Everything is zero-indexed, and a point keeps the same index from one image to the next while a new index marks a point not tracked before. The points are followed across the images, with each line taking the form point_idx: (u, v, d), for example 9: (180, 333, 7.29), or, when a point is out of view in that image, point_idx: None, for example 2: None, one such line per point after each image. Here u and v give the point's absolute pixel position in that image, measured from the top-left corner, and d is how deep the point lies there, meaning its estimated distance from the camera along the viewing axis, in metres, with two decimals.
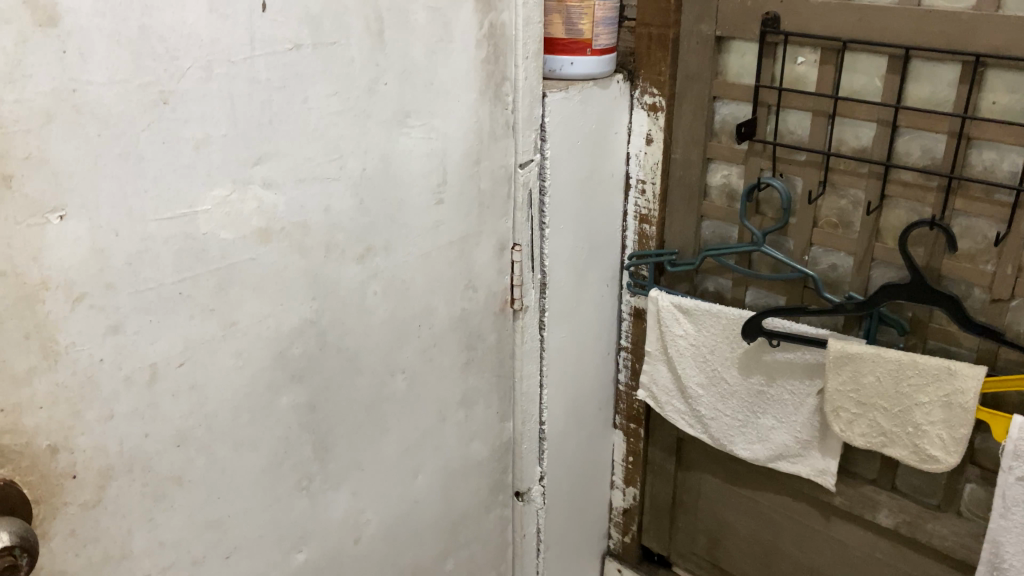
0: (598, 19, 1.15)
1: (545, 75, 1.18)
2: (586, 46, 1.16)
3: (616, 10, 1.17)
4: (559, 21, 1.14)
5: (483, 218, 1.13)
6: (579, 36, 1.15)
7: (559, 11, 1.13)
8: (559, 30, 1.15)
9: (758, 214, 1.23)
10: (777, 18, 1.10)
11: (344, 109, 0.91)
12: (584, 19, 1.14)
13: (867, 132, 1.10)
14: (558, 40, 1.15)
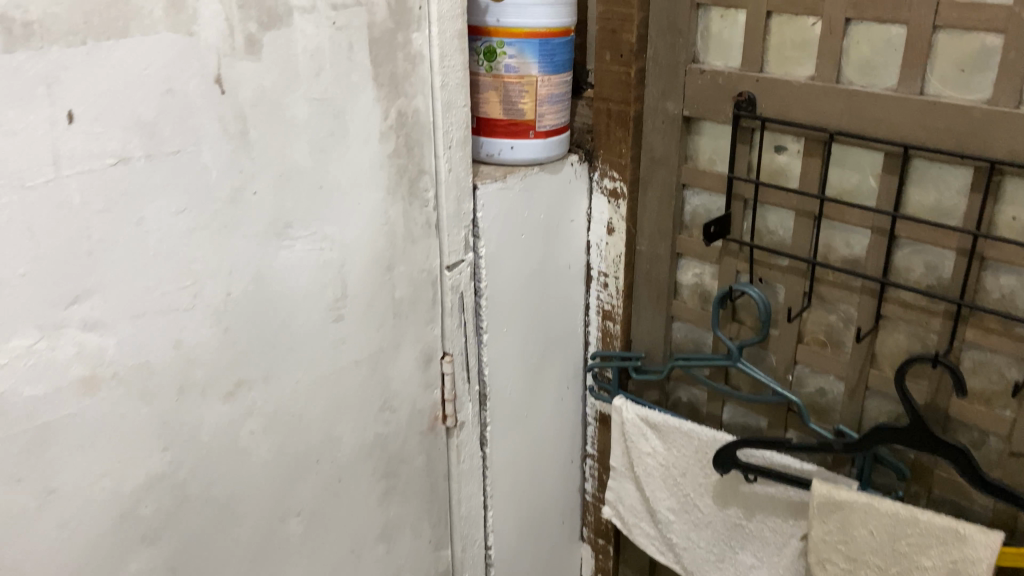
0: (543, 97, 0.99)
1: (481, 159, 1.02)
2: (530, 127, 0.99)
3: (565, 85, 1.01)
4: (496, 99, 0.98)
5: (401, 329, 0.95)
6: (521, 116, 0.98)
7: (496, 88, 0.97)
8: (497, 109, 0.98)
9: (735, 322, 1.04)
10: (752, 99, 0.92)
11: (197, 226, 0.75)
12: (526, 97, 0.98)
13: (859, 240, 0.91)
14: (495, 121, 0.99)
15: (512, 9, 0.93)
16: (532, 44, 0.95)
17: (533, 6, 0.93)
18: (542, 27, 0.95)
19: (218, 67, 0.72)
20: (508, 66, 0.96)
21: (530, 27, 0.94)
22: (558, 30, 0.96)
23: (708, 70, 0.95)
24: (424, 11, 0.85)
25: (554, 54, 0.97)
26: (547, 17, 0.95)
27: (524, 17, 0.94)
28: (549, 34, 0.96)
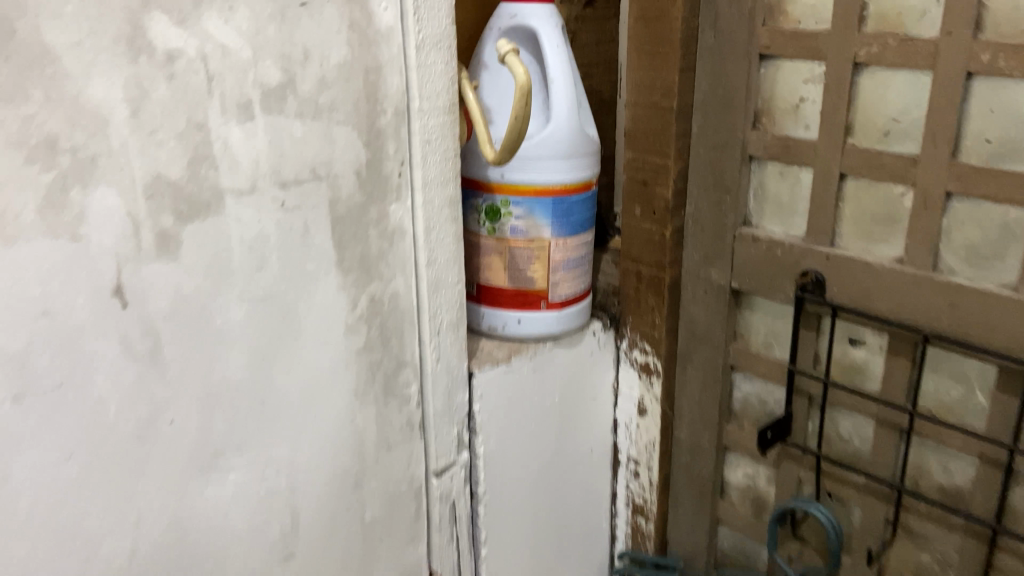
0: (558, 263, 0.80)
1: (483, 333, 0.83)
2: (542, 298, 0.81)
3: (586, 246, 0.83)
4: (501, 266, 0.80)
5: (374, 557, 0.75)
6: (530, 285, 0.80)
7: (500, 253, 0.80)
8: (501, 277, 0.80)
9: (796, 540, 0.83)
10: (819, 281, 0.73)
11: (89, 475, 0.56)
12: (537, 263, 0.80)
13: (962, 467, 0.70)
14: (499, 291, 0.81)
15: (517, 163, 0.76)
16: (544, 203, 0.78)
17: (544, 159, 0.76)
18: (558, 183, 0.78)
19: (118, 274, 0.55)
20: (515, 228, 0.79)
21: (541, 183, 0.77)
22: (577, 185, 0.79)
23: (763, 237, 0.77)
24: (405, 178, 0.68)
25: (571, 213, 0.80)
26: (563, 172, 0.78)
27: (535, 173, 0.77)
28: (565, 190, 0.78)
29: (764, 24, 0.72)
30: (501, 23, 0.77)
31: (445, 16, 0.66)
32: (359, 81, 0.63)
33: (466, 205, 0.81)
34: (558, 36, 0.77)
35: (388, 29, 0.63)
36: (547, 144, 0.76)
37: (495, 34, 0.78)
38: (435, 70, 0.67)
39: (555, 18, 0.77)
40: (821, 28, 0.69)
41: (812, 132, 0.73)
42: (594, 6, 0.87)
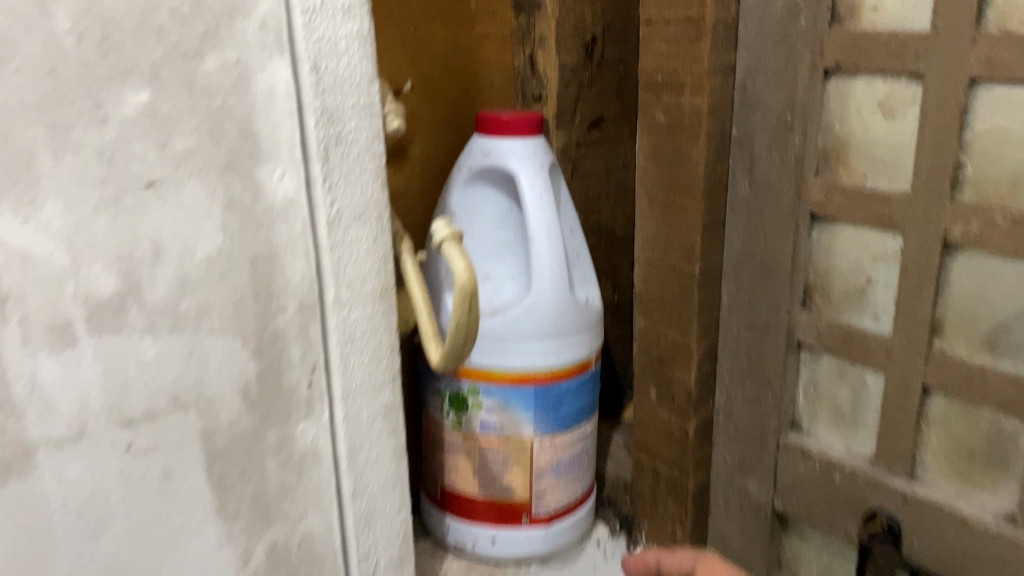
0: (545, 466, 0.62)
1: (450, 547, 0.65)
2: (524, 511, 0.62)
3: (584, 439, 0.64)
4: (470, 469, 0.62)
5: None
6: (507, 496, 0.62)
7: (468, 453, 0.61)
8: (470, 483, 0.62)
9: None
10: (893, 529, 0.55)
11: None
12: (517, 468, 0.61)
13: None
14: (466, 498, 0.63)
15: (485, 342, 0.59)
16: (524, 393, 0.60)
17: (522, 338, 0.58)
18: (541, 368, 0.59)
19: None
20: (484, 423, 0.60)
21: (519, 368, 0.59)
22: (568, 369, 0.61)
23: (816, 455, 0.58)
24: (317, 388, 0.50)
25: (561, 404, 0.61)
26: (550, 354, 0.59)
27: (512, 357, 0.59)
28: (552, 376, 0.60)
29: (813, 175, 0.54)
30: (472, 162, 0.60)
31: (374, 180, 0.49)
32: (242, 276, 0.46)
33: (427, 387, 0.63)
34: (546, 181, 0.60)
35: (286, 203, 0.46)
36: (526, 320, 0.58)
37: (465, 175, 0.61)
38: (360, 249, 0.49)
39: (543, 157, 0.60)
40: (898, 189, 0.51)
41: (884, 326, 0.54)
42: (602, 129, 0.70)
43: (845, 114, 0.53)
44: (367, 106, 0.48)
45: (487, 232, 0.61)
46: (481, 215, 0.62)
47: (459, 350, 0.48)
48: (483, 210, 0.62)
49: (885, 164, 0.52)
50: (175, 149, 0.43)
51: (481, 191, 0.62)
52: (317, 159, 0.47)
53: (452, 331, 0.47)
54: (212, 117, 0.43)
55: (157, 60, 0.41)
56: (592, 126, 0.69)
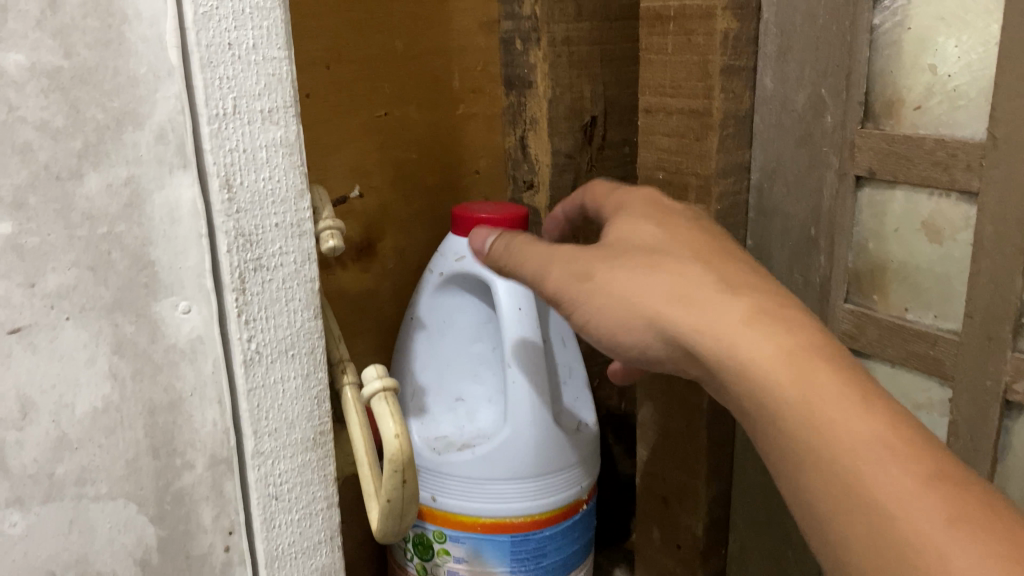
0: None
1: None
2: None
3: None
4: None
5: None
6: None
7: None
8: None
9: None
10: None
11: None
12: None
13: None
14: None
15: (458, 484, 0.58)
16: (499, 542, 0.59)
17: (498, 480, 0.58)
18: (519, 514, 0.59)
19: None
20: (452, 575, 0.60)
21: (495, 514, 0.58)
22: (549, 515, 0.60)
23: None
24: (236, 551, 0.42)
25: (542, 555, 0.61)
26: (517, 499, 0.59)
27: (477, 503, 0.58)
28: (530, 524, 0.59)
29: (850, 307, 0.63)
30: (444, 267, 0.59)
31: (303, 309, 0.41)
32: (136, 430, 0.38)
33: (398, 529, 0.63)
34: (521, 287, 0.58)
35: (192, 342, 0.39)
36: (500, 462, 0.58)
37: (437, 280, 0.60)
38: (285, 389, 0.41)
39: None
40: (942, 331, 0.58)
41: None
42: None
43: (882, 234, 0.61)
44: (294, 224, 0.40)
45: (464, 348, 0.61)
46: (456, 325, 0.61)
47: (397, 528, 0.39)
48: (461, 324, 0.61)
49: (922, 303, 0.60)
50: (47, 289, 0.35)
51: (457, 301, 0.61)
52: (231, 290, 0.39)
53: (384, 504, 0.39)
54: (95, 246, 0.36)
55: (21, 183, 0.33)
56: None
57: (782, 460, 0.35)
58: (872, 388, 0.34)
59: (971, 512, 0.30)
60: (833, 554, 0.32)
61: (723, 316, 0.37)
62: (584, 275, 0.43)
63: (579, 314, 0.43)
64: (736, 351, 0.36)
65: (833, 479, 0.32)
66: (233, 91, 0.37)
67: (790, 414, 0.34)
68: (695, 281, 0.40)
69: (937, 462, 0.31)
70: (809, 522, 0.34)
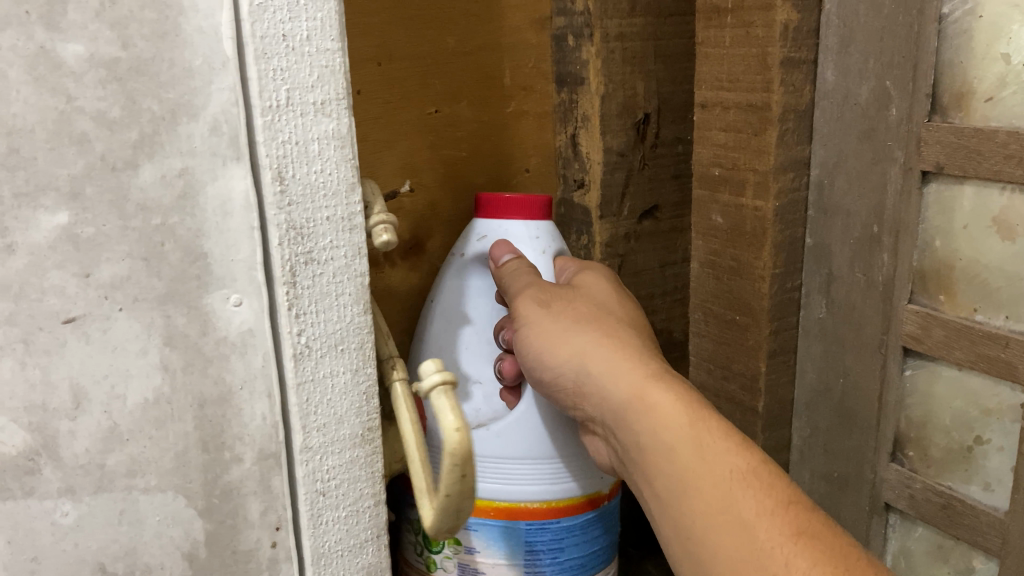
0: None
1: None
2: None
3: None
4: None
5: None
6: None
7: None
8: None
9: None
10: None
11: None
12: None
13: None
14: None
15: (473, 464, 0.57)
16: (515, 529, 0.58)
17: (515, 460, 0.57)
18: (534, 499, 0.58)
19: None
20: (464, 567, 0.58)
21: (510, 497, 0.57)
22: (566, 504, 0.59)
23: None
24: (282, 548, 0.42)
25: (558, 549, 0.59)
26: (534, 483, 0.58)
27: (491, 483, 0.57)
28: (547, 512, 0.58)
29: (915, 307, 0.61)
30: (466, 246, 0.59)
31: (352, 304, 0.41)
32: (186, 424, 0.38)
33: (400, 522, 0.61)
34: (546, 265, 0.58)
35: (243, 334, 0.38)
36: (518, 441, 0.57)
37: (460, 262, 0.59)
38: (334, 384, 0.41)
39: (544, 240, 0.59)
40: (1015, 332, 0.56)
41: (995, 495, 0.60)
42: (655, 217, 0.69)
43: (951, 232, 0.59)
44: (345, 218, 0.40)
45: None
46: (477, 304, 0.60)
47: (451, 522, 0.39)
48: None
49: (993, 304, 0.58)
50: (100, 279, 0.35)
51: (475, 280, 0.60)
52: (282, 283, 0.38)
53: (442, 499, 0.38)
54: (147, 238, 0.36)
55: (78, 174, 0.34)
56: (644, 216, 0.68)
57: (662, 490, 0.45)
58: (741, 438, 0.45)
59: (810, 530, 0.40)
60: (699, 561, 0.42)
61: (638, 373, 0.48)
62: (551, 318, 0.52)
63: (532, 344, 0.52)
64: (643, 397, 0.47)
65: (711, 502, 0.42)
66: (286, 82, 0.37)
67: (681, 451, 0.44)
68: (626, 345, 0.50)
69: (785, 490, 0.42)
70: (680, 535, 0.44)
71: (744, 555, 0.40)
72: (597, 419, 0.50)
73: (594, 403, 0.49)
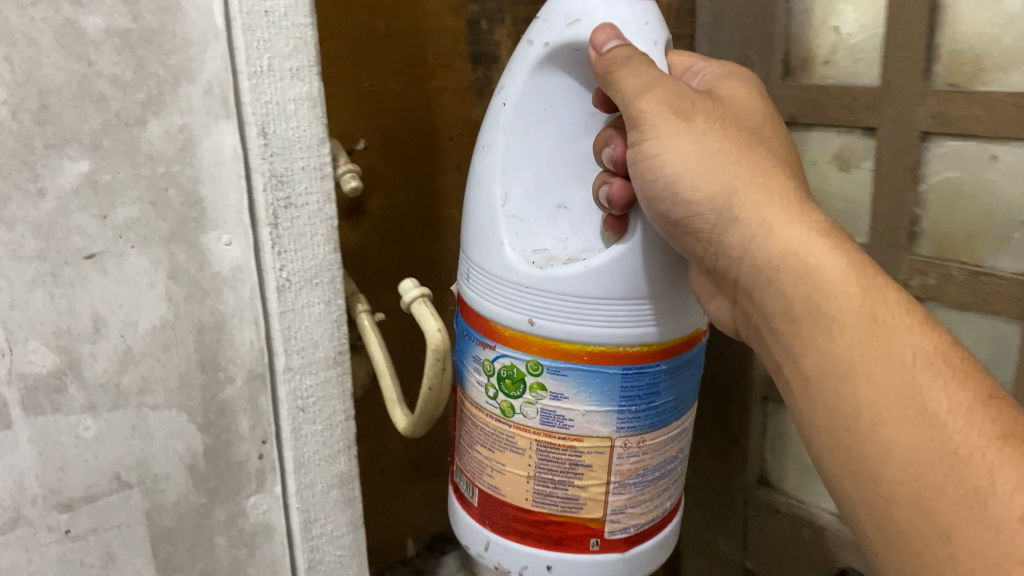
0: (617, 476, 0.54)
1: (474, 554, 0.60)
2: (581, 529, 0.55)
3: (660, 444, 0.56)
4: (521, 481, 0.55)
5: None
6: (572, 510, 0.54)
7: (523, 450, 0.54)
8: (518, 495, 0.55)
9: None
10: None
11: None
12: (579, 478, 0.54)
13: None
14: (512, 511, 0.56)
15: (563, 304, 0.50)
16: (607, 375, 0.51)
17: (612, 301, 0.50)
18: (635, 343, 0.51)
19: None
20: (547, 414, 0.52)
21: (608, 341, 0.51)
22: (660, 348, 0.53)
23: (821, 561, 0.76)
24: (269, 460, 0.49)
25: (655, 393, 0.53)
26: (630, 327, 0.51)
27: (584, 325, 0.50)
28: (643, 355, 0.52)
29: None
30: (553, 34, 0.51)
31: (325, 242, 0.48)
32: (187, 348, 0.44)
33: (470, 355, 0.56)
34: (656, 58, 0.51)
35: (233, 270, 0.45)
36: (618, 277, 0.50)
37: (540, 52, 0.53)
38: (311, 313, 0.48)
39: (652, 27, 0.51)
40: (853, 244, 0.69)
41: None
42: None
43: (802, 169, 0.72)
44: (317, 168, 0.47)
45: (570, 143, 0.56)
46: (560, 111, 0.55)
47: (429, 413, 0.48)
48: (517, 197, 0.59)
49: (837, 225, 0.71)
50: (116, 220, 0.41)
51: (553, 86, 0.54)
52: (266, 225, 0.45)
53: (425, 393, 0.47)
54: (154, 183, 0.42)
55: (97, 128, 0.39)
56: None
57: (813, 370, 0.40)
58: (924, 315, 0.39)
59: (1012, 427, 0.34)
60: (862, 468, 0.37)
61: (798, 218, 0.42)
62: (694, 140, 0.45)
63: (669, 171, 0.46)
64: (802, 250, 0.41)
65: (889, 396, 0.36)
66: (267, 51, 0.43)
67: (850, 319, 0.38)
68: (785, 188, 0.44)
69: (981, 384, 0.36)
70: (836, 432, 0.38)
71: (930, 453, 0.34)
72: (730, 277, 0.46)
73: (734, 255, 0.45)
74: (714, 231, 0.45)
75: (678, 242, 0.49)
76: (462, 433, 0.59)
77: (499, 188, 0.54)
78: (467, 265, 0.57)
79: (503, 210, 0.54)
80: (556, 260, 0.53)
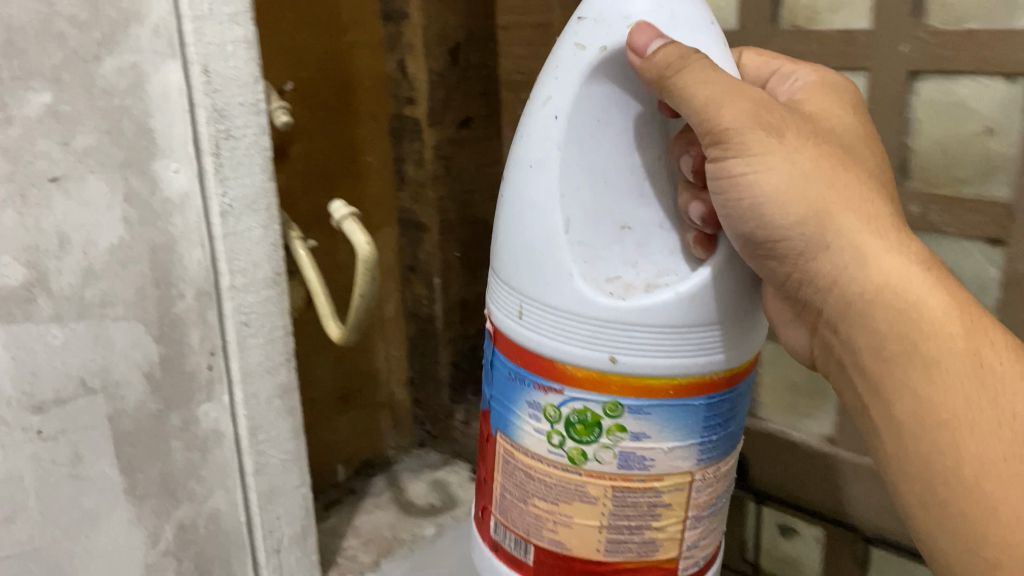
0: (694, 509, 0.49)
1: None
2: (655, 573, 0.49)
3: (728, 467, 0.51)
4: (581, 524, 0.47)
5: None
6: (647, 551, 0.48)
7: (595, 498, 0.46)
8: (585, 543, 0.47)
9: None
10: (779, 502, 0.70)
11: None
12: (656, 518, 0.47)
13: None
14: (581, 567, 0.48)
15: (650, 339, 0.44)
16: (694, 408, 0.45)
17: (700, 329, 0.44)
18: (719, 368, 0.46)
19: None
20: (628, 457, 0.45)
21: (693, 370, 0.45)
22: (737, 371, 0.47)
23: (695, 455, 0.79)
24: (217, 369, 0.54)
25: (729, 418, 0.48)
26: (715, 354, 0.45)
27: (671, 359, 0.44)
28: (725, 382, 0.46)
29: None
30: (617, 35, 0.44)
31: (262, 172, 0.53)
32: (142, 265, 0.49)
33: (516, 405, 0.48)
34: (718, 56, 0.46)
35: (180, 194, 0.50)
36: (708, 304, 0.44)
37: (594, 57, 0.45)
38: (252, 236, 0.53)
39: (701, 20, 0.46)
40: None
41: None
42: (471, 128, 0.82)
43: None
44: (253, 104, 0.52)
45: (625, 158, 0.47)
46: (613, 121, 0.46)
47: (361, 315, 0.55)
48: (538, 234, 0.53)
49: None
50: (76, 147, 0.45)
51: (603, 94, 0.46)
52: (208, 154, 0.50)
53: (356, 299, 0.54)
54: (109, 114, 0.46)
55: (57, 63, 0.44)
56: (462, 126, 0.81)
57: (906, 411, 0.39)
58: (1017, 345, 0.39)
59: None
60: (961, 513, 0.37)
61: (911, 256, 0.39)
62: (790, 158, 0.40)
63: (759, 193, 0.41)
64: (919, 301, 0.39)
65: (1001, 444, 0.36)
66: None
67: (954, 367, 0.38)
68: (886, 216, 0.40)
69: None
70: (942, 475, 0.38)
71: None
72: (813, 305, 0.44)
73: (824, 284, 0.41)
74: (800, 257, 0.42)
75: (761, 265, 0.44)
76: (506, 483, 0.50)
77: (559, 213, 0.45)
78: (509, 297, 0.48)
79: (566, 237, 0.45)
80: (635, 287, 0.45)
